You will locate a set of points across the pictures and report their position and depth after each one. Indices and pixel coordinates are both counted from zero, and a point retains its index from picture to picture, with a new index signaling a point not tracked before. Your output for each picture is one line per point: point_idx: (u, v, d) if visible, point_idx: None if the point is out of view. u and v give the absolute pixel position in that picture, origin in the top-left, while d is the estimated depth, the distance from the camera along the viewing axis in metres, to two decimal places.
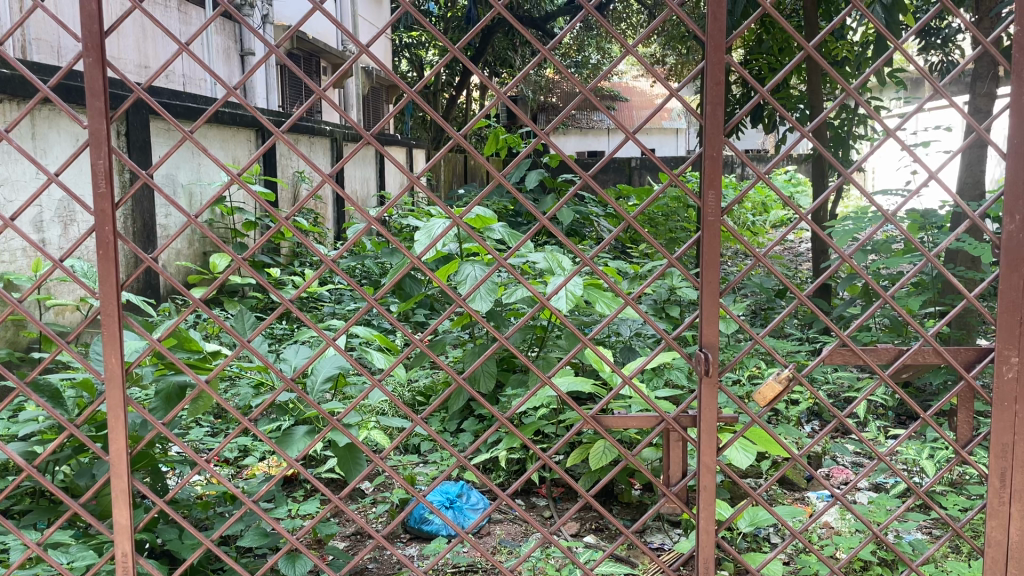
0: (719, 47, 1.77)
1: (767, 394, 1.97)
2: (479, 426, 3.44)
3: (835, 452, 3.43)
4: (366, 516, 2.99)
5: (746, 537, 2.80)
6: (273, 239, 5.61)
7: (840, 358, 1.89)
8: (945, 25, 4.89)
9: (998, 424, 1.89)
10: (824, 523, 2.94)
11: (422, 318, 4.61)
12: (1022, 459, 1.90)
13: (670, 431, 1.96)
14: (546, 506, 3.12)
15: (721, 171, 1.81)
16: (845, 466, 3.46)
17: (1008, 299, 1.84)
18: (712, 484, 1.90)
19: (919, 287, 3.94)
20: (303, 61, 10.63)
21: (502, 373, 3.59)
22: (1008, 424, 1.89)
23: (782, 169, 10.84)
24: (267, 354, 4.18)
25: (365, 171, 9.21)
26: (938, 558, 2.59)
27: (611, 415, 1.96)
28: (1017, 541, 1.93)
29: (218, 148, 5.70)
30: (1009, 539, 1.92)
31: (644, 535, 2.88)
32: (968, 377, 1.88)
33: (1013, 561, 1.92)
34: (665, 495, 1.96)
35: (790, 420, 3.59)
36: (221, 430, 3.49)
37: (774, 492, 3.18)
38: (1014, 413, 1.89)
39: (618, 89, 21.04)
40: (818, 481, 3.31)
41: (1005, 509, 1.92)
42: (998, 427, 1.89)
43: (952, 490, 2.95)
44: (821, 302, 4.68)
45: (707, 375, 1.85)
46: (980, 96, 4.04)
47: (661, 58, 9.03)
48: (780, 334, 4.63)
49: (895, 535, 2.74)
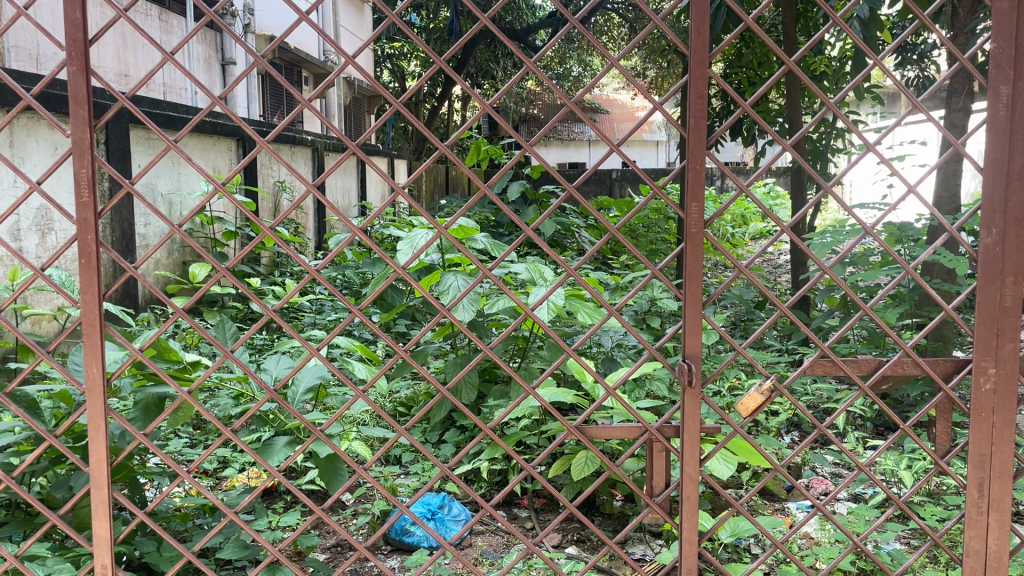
0: (701, 61, 1.78)
1: (749, 406, 1.97)
2: (460, 438, 3.44)
3: (814, 463, 3.46)
4: (347, 528, 2.98)
5: (727, 548, 2.82)
6: (253, 249, 5.59)
7: (823, 370, 1.90)
8: (921, 42, 4.97)
9: (976, 435, 1.89)
10: (803, 534, 2.98)
11: (403, 329, 4.60)
12: (1001, 469, 1.90)
13: (652, 441, 1.96)
14: (528, 517, 3.12)
15: (704, 185, 1.81)
16: (824, 476, 3.49)
17: (989, 310, 1.84)
18: (696, 494, 1.90)
19: (896, 299, 4.00)
20: (285, 71, 10.63)
21: (484, 384, 3.59)
22: (986, 435, 1.89)
23: (762, 181, 10.96)
24: (247, 364, 4.16)
25: (347, 182, 9.20)
26: (916, 568, 2.64)
27: (593, 426, 1.96)
28: (995, 551, 1.93)
29: (198, 158, 5.68)
30: (987, 549, 1.93)
31: (626, 546, 2.89)
32: (946, 388, 1.89)
33: (992, 570, 1.92)
34: (648, 506, 1.96)
35: (770, 430, 3.62)
36: (200, 441, 3.47)
37: (755, 502, 3.20)
38: (991, 424, 1.88)
39: (599, 102, 21.18)
40: (798, 492, 3.34)
41: (983, 519, 1.92)
42: (976, 438, 1.89)
43: (929, 501, 3.00)
44: (800, 314, 4.73)
45: (690, 387, 1.86)
46: (955, 111, 4.11)
47: (642, 71, 9.12)
48: (759, 345, 4.68)
49: (873, 545, 2.80)
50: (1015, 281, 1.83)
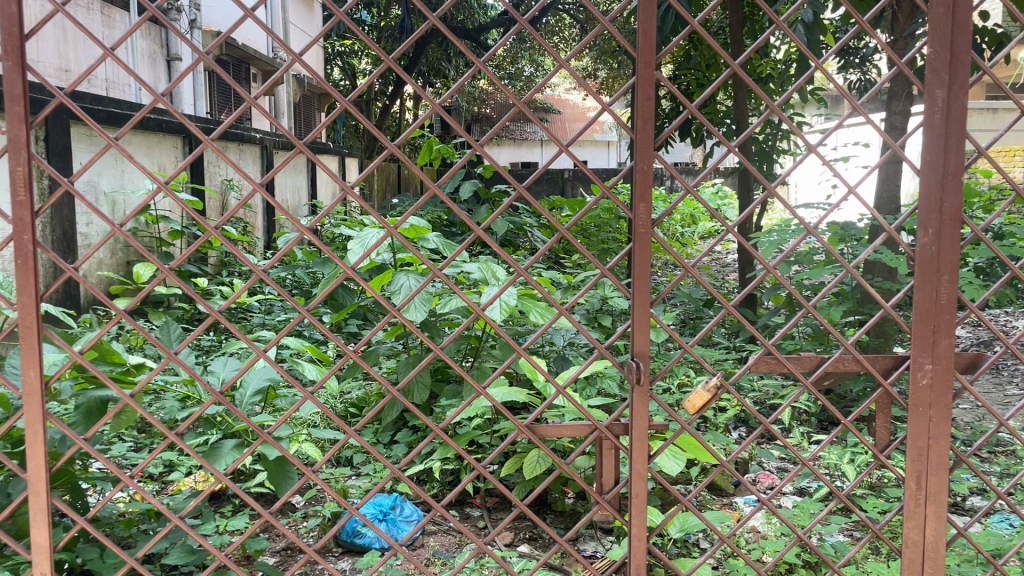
0: (649, 62, 1.80)
1: (696, 402, 2.00)
2: (412, 438, 3.42)
3: (761, 458, 3.53)
4: (297, 530, 2.95)
5: (676, 543, 2.86)
6: (200, 248, 5.48)
7: (768, 366, 1.93)
8: (862, 46, 5.10)
9: (914, 428, 1.94)
10: (750, 528, 3.04)
11: (354, 328, 4.56)
12: (938, 462, 1.95)
13: (602, 439, 1.98)
14: (480, 517, 3.12)
15: (652, 185, 1.84)
16: (770, 471, 3.57)
17: (925, 306, 1.89)
18: (644, 490, 1.92)
19: (840, 297, 4.10)
20: (232, 67, 10.44)
21: (435, 384, 3.58)
22: (924, 429, 1.94)
23: (710, 182, 11.13)
24: (193, 366, 4.09)
25: (296, 180, 9.07)
26: (858, 559, 2.71)
27: (543, 425, 1.97)
28: (932, 541, 1.98)
29: (142, 155, 5.55)
30: (924, 540, 1.98)
31: (577, 543, 2.91)
32: (885, 384, 1.94)
33: (929, 561, 1.98)
34: (597, 503, 1.98)
35: (718, 427, 3.69)
36: (144, 445, 3.39)
37: (703, 498, 3.26)
38: (928, 419, 1.93)
39: (551, 102, 21.26)
40: (745, 487, 3.41)
41: (920, 511, 1.97)
42: (913, 433, 1.94)
43: (870, 493, 3.09)
44: (747, 312, 4.83)
45: (640, 385, 1.88)
46: (895, 113, 4.22)
47: (593, 72, 9.18)
48: (707, 343, 4.76)
49: (817, 537, 2.87)
50: (950, 279, 1.88)
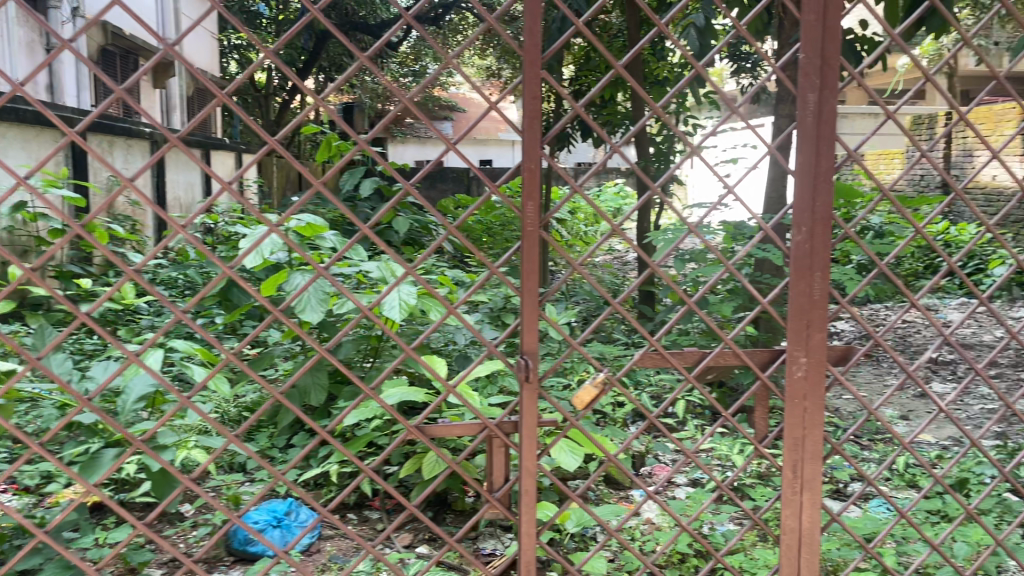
0: (534, 62, 1.81)
1: (584, 398, 2.03)
2: (308, 441, 3.35)
3: (657, 451, 3.61)
4: (186, 540, 2.84)
5: (574, 537, 2.89)
6: (82, 248, 5.20)
7: (653, 362, 1.98)
8: (752, 51, 5.27)
9: (790, 419, 2.02)
10: (646, 519, 3.11)
11: (249, 330, 4.43)
12: (812, 451, 2.03)
13: (492, 437, 1.98)
14: (378, 519, 3.08)
15: (539, 183, 1.84)
16: (665, 464, 3.66)
17: (799, 302, 1.97)
18: (534, 487, 1.93)
19: (731, 293, 4.24)
20: (120, 58, 9.96)
21: (333, 385, 3.51)
22: (799, 419, 2.02)
23: (612, 181, 11.32)
24: (74, 372, 3.88)
25: (189, 176, 8.73)
26: (746, 546, 2.81)
27: (431, 425, 1.96)
28: (808, 527, 2.07)
29: (16, 150, 5.24)
30: (801, 526, 2.06)
31: (476, 542, 2.90)
32: (762, 377, 2.01)
33: (804, 546, 2.06)
34: (488, 502, 1.98)
35: (616, 421, 3.76)
36: (18, 456, 3.20)
37: (601, 492, 3.31)
38: (803, 410, 2.01)
39: (455, 100, 21.18)
40: (642, 480, 3.49)
41: (797, 498, 2.05)
42: (789, 423, 2.01)
43: (758, 482, 3.20)
44: (645, 309, 4.93)
45: (529, 383, 1.88)
46: (783, 116, 4.38)
47: (496, 70, 9.18)
48: (606, 340, 4.84)
49: (708, 526, 2.96)
50: (822, 276, 1.96)
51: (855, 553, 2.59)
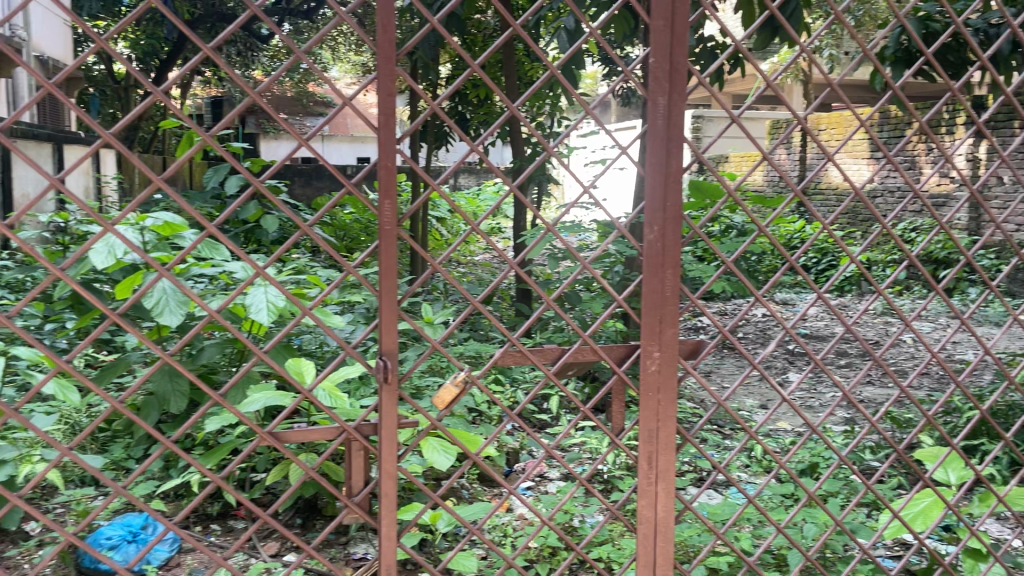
0: (389, 58, 1.72)
1: (445, 398, 2.01)
2: (168, 450, 3.21)
3: (529, 447, 3.67)
4: (31, 562, 2.67)
5: (446, 537, 2.90)
6: None
7: (513, 360, 1.98)
8: (623, 55, 5.41)
9: (644, 412, 2.07)
10: (519, 515, 3.16)
11: (105, 334, 4.20)
12: (667, 442, 2.09)
13: (351, 441, 1.95)
14: (244, 528, 2.99)
15: (397, 180, 1.76)
16: (538, 459, 3.72)
17: (651, 297, 2.01)
18: (395, 490, 1.86)
19: (603, 291, 4.35)
20: None
21: (196, 392, 3.37)
22: (653, 412, 2.07)
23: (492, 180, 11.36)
24: None
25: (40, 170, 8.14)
26: (613, 537, 2.91)
27: (287, 430, 1.91)
28: (663, 516, 2.12)
29: None
30: (657, 516, 2.11)
31: (345, 547, 2.86)
32: (620, 371, 2.04)
33: (660, 534, 2.11)
34: (348, 507, 1.93)
35: (491, 419, 3.80)
36: None
37: (474, 489, 3.33)
38: (657, 402, 2.06)
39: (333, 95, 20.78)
40: (515, 476, 3.54)
41: (653, 488, 2.09)
42: (644, 416, 2.06)
43: (626, 474, 3.32)
44: (521, 306, 5.01)
45: (387, 385, 1.81)
46: None
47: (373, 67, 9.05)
48: (482, 338, 4.87)
49: (578, 519, 3.05)
50: (673, 272, 2.01)
51: (707, 539, 2.73)
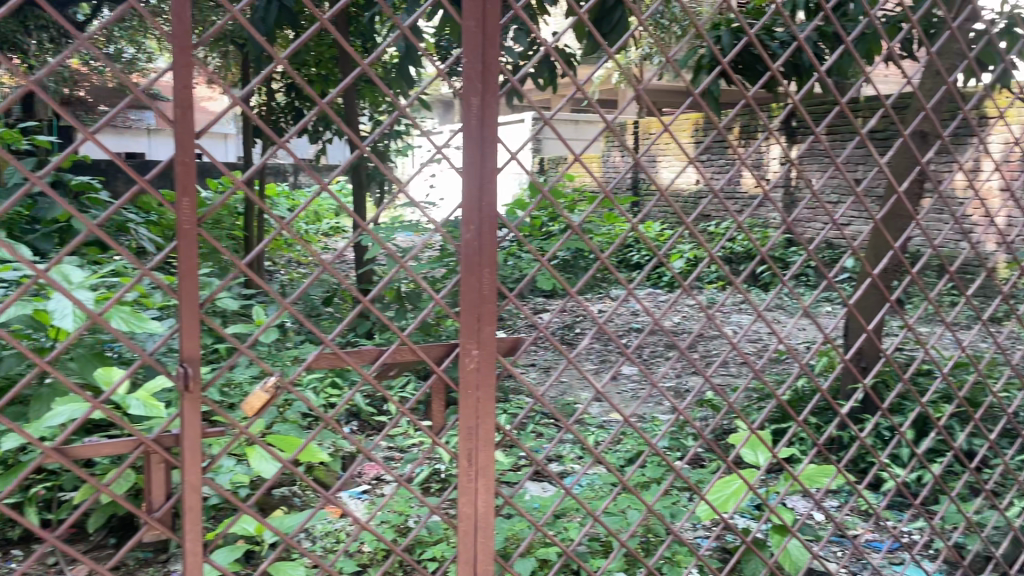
0: (185, 47, 1.56)
1: (255, 404, 1.81)
2: None
3: (367, 449, 3.64)
4: None
5: (276, 548, 2.83)
6: None
7: (326, 364, 1.88)
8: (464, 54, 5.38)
9: (463, 411, 1.91)
10: (354, 520, 3.12)
11: None
12: (488, 439, 1.94)
13: (151, 454, 1.86)
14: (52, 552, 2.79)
15: (197, 179, 1.62)
16: (376, 461, 3.69)
17: (468, 299, 1.86)
18: (199, 504, 1.74)
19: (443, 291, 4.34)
20: None
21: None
22: (472, 409, 1.92)
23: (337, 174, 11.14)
24: None
25: None
26: (448, 536, 2.94)
27: (80, 445, 1.78)
28: (484, 514, 1.97)
29: None
30: (476, 513, 1.96)
31: (165, 565, 2.72)
32: (440, 373, 1.87)
33: (480, 529, 1.95)
34: (145, 524, 1.79)
35: (328, 423, 3.73)
36: None
37: (308, 496, 3.27)
38: (477, 400, 1.91)
39: None
40: (351, 480, 3.50)
41: (472, 485, 1.94)
42: (462, 416, 1.90)
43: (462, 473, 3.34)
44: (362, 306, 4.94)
45: (188, 392, 1.65)
46: None
47: None
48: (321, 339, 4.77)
49: (413, 520, 3.05)
50: (491, 271, 1.87)
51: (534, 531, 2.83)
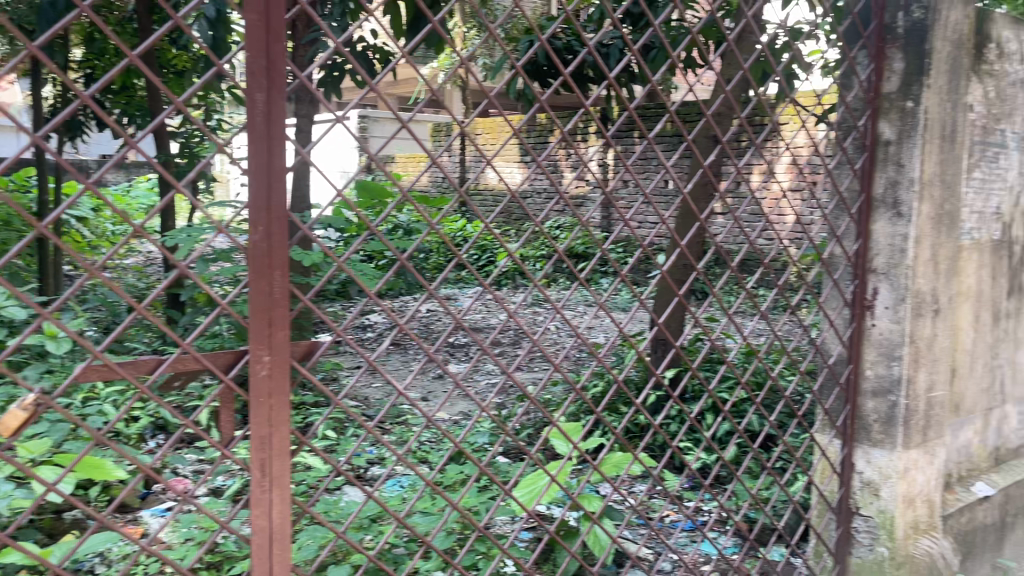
0: None
1: (12, 425, 1.61)
2: None
3: (173, 464, 3.47)
4: None
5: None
6: None
7: (96, 379, 1.69)
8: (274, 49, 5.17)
9: (254, 420, 1.75)
10: (156, 539, 2.97)
11: None
12: (282, 447, 1.80)
13: None
14: None
15: None
16: (185, 475, 3.53)
17: (258, 304, 1.72)
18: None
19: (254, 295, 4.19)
20: None
21: None
22: (264, 418, 1.77)
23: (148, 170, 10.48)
24: None
25: None
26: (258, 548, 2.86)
27: None
28: (279, 524, 1.82)
29: None
30: (272, 524, 1.81)
31: None
32: (227, 380, 1.72)
33: (277, 542, 1.81)
34: None
35: (129, 438, 3.53)
36: None
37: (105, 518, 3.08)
38: (269, 408, 1.77)
39: None
40: (154, 498, 3.33)
41: (267, 496, 1.79)
42: (255, 422, 1.75)
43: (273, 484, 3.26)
44: (170, 312, 4.69)
45: None
46: (302, 120, 4.37)
47: None
48: (124, 349, 4.49)
49: (221, 535, 2.94)
50: (282, 274, 1.75)
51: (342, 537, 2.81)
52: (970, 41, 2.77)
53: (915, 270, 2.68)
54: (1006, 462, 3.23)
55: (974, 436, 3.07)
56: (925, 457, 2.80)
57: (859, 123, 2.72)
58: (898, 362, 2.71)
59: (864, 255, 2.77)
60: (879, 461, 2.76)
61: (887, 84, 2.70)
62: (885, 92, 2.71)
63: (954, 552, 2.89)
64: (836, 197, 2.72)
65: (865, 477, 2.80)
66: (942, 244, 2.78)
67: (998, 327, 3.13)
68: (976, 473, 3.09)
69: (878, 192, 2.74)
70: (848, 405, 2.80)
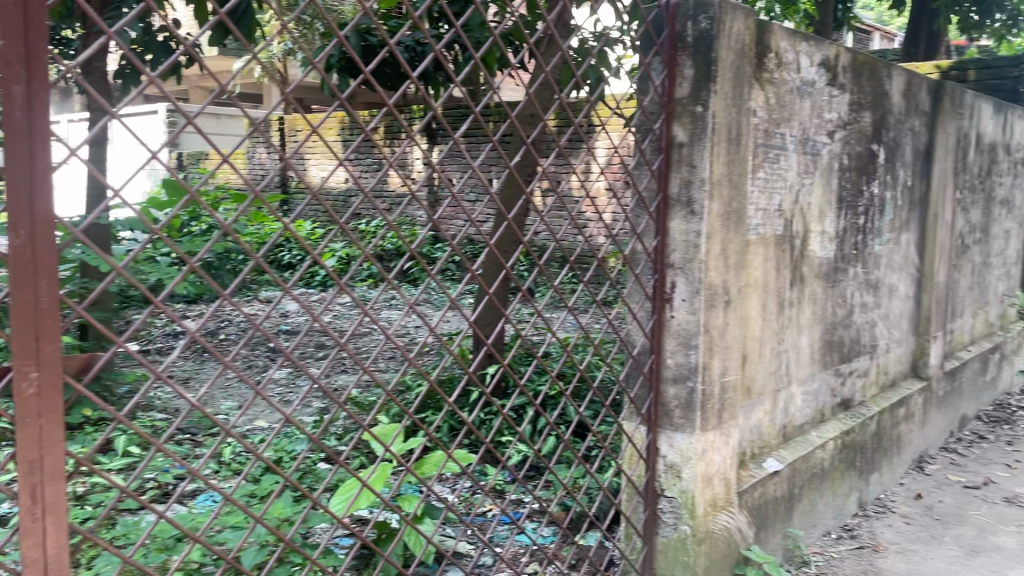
0: None
1: None
2: None
3: None
4: None
5: None
6: None
7: None
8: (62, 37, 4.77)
9: (21, 440, 1.49)
10: None
11: None
12: (55, 470, 1.55)
13: None
14: None
15: None
16: None
17: (22, 317, 1.47)
18: None
19: None
20: None
21: None
22: (34, 436, 1.51)
23: None
24: None
25: None
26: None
27: None
28: (55, 556, 1.57)
29: None
30: (47, 555, 1.56)
31: None
32: None
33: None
34: None
35: None
36: None
37: None
38: (39, 426, 1.52)
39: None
40: None
41: (40, 524, 1.54)
42: (22, 443, 1.49)
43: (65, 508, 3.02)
44: None
45: None
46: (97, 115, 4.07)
47: None
48: None
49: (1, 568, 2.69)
50: (49, 280, 1.51)
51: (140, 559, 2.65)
52: (751, 51, 2.99)
53: (707, 264, 2.87)
54: (793, 438, 3.52)
55: (764, 416, 3.33)
56: (721, 438, 3.00)
57: (655, 126, 2.86)
58: (695, 351, 2.89)
59: (662, 251, 2.92)
60: (680, 444, 2.92)
61: (679, 89, 2.86)
62: (677, 97, 2.86)
63: (748, 525, 3.11)
64: (635, 196, 2.85)
65: (669, 461, 2.95)
66: (730, 239, 2.98)
67: (783, 315, 3.40)
68: (766, 450, 3.34)
69: (673, 191, 2.90)
70: (652, 393, 2.94)
